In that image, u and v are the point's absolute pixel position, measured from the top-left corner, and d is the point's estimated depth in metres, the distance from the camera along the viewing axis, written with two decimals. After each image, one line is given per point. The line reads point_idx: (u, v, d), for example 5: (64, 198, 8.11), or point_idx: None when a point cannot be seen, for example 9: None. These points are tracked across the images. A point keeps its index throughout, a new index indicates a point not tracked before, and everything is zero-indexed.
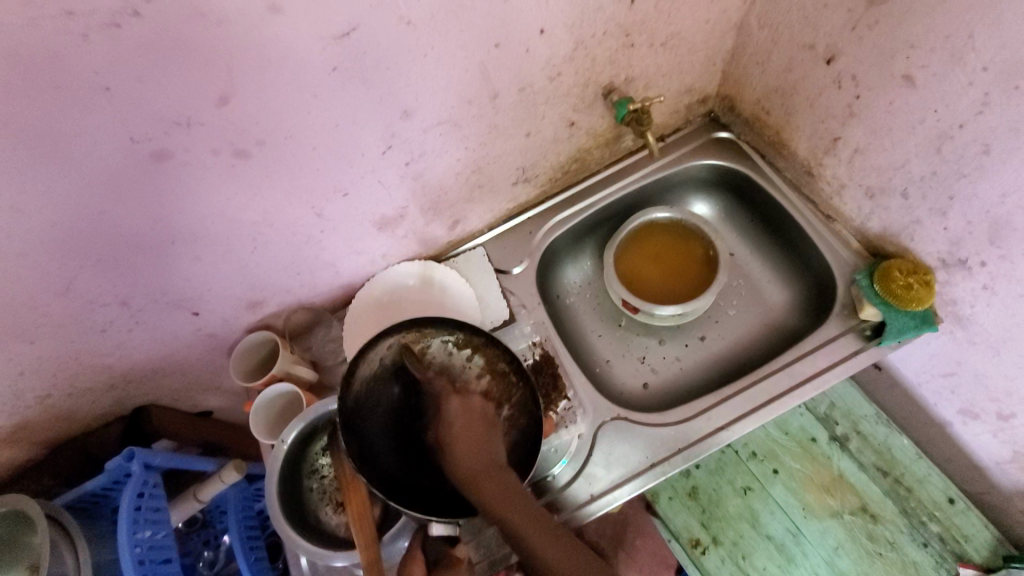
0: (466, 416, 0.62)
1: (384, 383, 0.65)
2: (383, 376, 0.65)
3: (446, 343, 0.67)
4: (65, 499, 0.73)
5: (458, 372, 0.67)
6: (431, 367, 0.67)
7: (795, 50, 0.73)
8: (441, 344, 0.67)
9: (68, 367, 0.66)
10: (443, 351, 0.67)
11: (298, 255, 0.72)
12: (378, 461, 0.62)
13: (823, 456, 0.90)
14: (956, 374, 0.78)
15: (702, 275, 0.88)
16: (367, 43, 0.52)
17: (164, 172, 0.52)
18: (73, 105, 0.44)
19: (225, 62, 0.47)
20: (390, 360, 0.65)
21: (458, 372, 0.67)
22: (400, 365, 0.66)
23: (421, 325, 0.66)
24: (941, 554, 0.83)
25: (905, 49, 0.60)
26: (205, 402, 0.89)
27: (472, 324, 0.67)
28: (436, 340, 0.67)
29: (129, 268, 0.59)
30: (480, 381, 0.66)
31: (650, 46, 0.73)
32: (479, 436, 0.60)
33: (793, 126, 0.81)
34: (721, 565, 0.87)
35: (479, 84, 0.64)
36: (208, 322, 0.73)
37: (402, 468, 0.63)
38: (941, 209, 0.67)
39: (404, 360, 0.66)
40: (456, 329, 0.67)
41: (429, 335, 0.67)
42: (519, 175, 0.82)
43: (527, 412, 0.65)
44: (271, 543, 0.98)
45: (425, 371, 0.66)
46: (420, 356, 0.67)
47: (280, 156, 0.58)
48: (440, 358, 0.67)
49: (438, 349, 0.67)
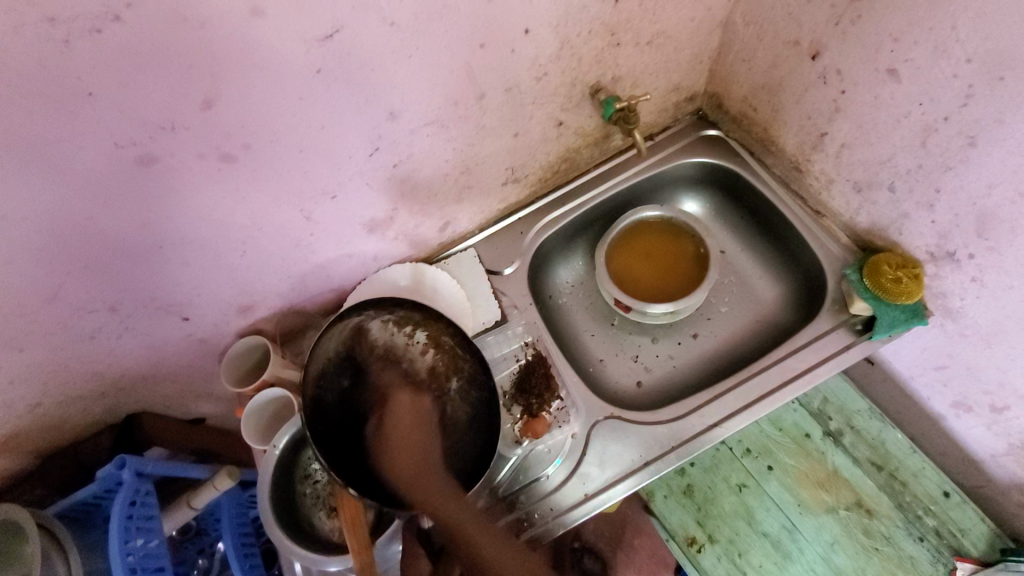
0: (413, 411, 0.65)
1: (332, 376, 0.65)
2: (331, 369, 0.64)
3: (387, 326, 0.68)
4: (57, 508, 0.72)
5: (401, 351, 0.68)
6: (376, 353, 0.68)
7: (780, 46, 0.74)
8: (383, 327, 0.68)
9: (58, 375, 0.66)
10: (386, 333, 0.68)
11: (288, 258, 0.72)
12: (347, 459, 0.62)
13: (818, 452, 0.90)
14: (948, 367, 0.79)
15: (691, 271, 0.88)
16: (350, 45, 0.52)
17: (150, 177, 0.52)
18: (57, 109, 0.44)
19: (208, 66, 0.47)
20: (337, 351, 0.65)
21: (401, 350, 0.68)
22: (346, 357, 0.66)
23: (359, 309, 0.65)
24: (939, 548, 0.83)
25: (889, 42, 0.61)
26: (198, 409, 0.88)
27: (411, 298, 0.66)
28: (376, 323, 0.67)
29: (116, 274, 0.59)
30: (424, 357, 0.68)
31: (637, 44, 0.73)
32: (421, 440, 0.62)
33: (780, 122, 0.81)
34: (718, 563, 0.87)
35: (465, 84, 0.64)
36: (199, 328, 0.73)
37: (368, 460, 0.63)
38: (928, 202, 0.67)
39: (350, 351, 0.66)
40: (395, 307, 0.67)
41: (367, 318, 0.66)
42: (508, 176, 0.82)
43: (477, 383, 0.66)
44: (267, 550, 0.97)
45: (370, 359, 0.67)
46: (364, 344, 0.67)
47: (267, 159, 0.58)
48: (383, 342, 0.68)
49: (380, 332, 0.68)
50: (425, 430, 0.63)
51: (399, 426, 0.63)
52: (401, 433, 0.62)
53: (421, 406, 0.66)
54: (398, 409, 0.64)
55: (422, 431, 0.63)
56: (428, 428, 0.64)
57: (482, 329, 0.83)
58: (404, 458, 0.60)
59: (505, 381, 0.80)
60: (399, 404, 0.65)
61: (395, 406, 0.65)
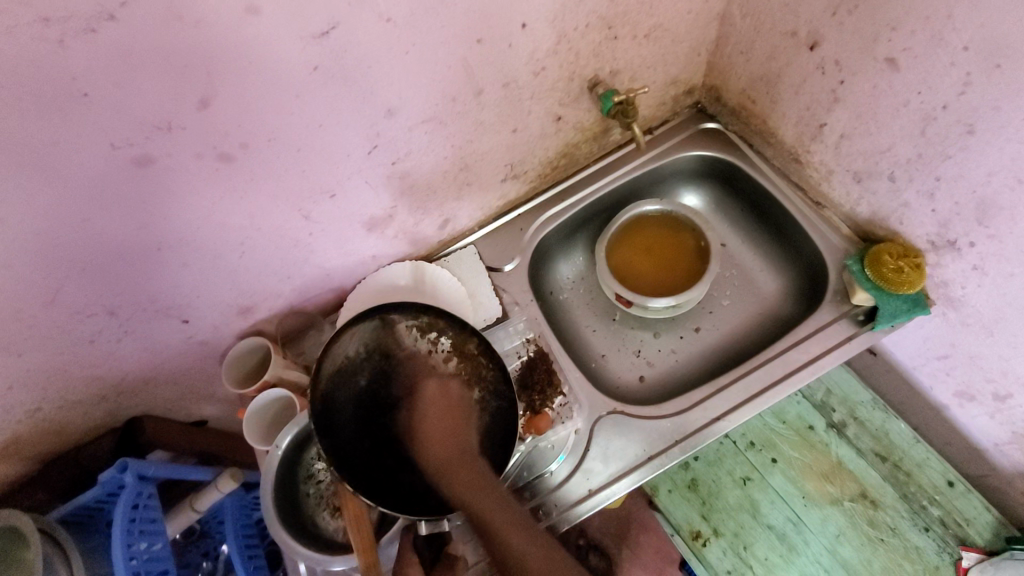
0: (440, 399, 0.66)
1: (354, 374, 0.65)
2: (352, 367, 0.65)
3: (412, 330, 0.68)
4: (59, 513, 0.72)
5: (423, 356, 0.68)
6: (400, 357, 0.68)
7: (777, 38, 0.73)
8: (409, 331, 0.68)
9: (57, 379, 0.65)
10: (410, 336, 0.68)
11: (288, 258, 0.71)
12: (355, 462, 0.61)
13: (822, 444, 0.90)
14: (950, 356, 0.79)
15: (693, 265, 0.88)
16: (346, 42, 0.52)
17: (146, 178, 0.52)
18: (50, 111, 0.43)
19: (204, 65, 0.47)
20: (361, 350, 0.66)
21: (424, 356, 0.68)
22: (369, 356, 0.66)
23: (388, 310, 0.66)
24: (944, 538, 0.83)
25: (887, 32, 0.61)
26: (199, 411, 0.88)
27: (437, 306, 0.67)
28: (402, 327, 0.68)
29: (115, 277, 0.59)
30: (446, 364, 0.68)
31: (634, 38, 0.73)
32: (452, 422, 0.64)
33: (779, 114, 0.81)
34: (723, 556, 0.87)
35: (462, 79, 0.64)
36: (199, 330, 0.73)
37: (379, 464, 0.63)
38: (928, 191, 0.67)
39: (374, 351, 0.67)
40: (418, 312, 0.67)
41: (394, 322, 0.67)
42: (507, 172, 0.82)
43: (496, 394, 0.65)
44: (271, 552, 0.97)
45: (394, 361, 0.68)
46: (388, 346, 0.68)
47: (264, 158, 0.57)
48: (406, 346, 0.68)
49: (405, 335, 0.68)
50: (451, 411, 0.65)
51: (428, 418, 0.64)
52: (432, 417, 0.64)
53: (450, 400, 0.66)
54: (426, 396, 0.66)
55: (453, 418, 0.64)
56: (462, 408, 0.65)
57: (483, 326, 0.83)
58: (439, 448, 0.61)
59: (507, 378, 0.80)
60: (424, 392, 0.66)
61: (423, 397, 0.66)
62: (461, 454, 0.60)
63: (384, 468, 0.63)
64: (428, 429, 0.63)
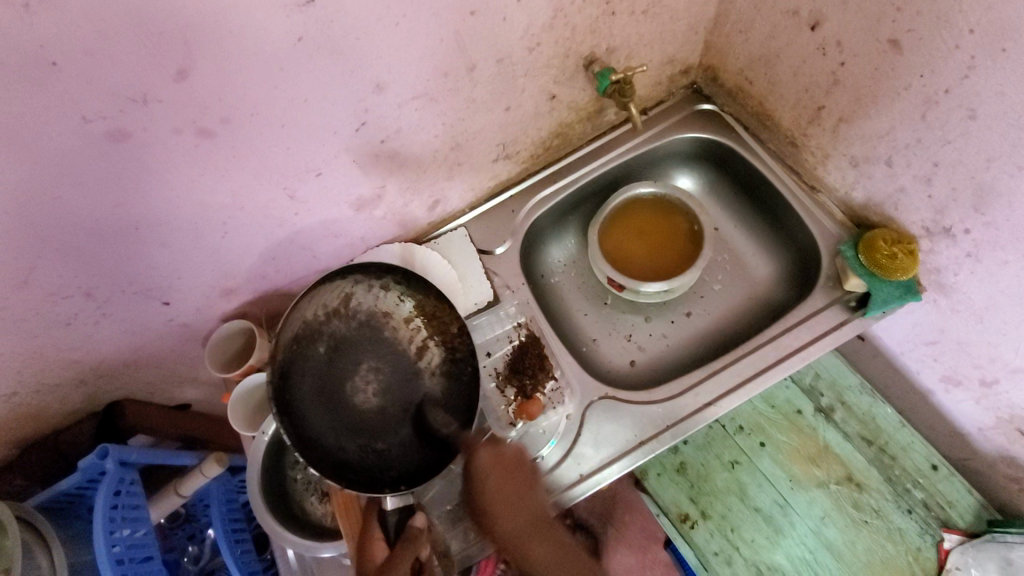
0: (498, 465, 0.67)
1: (309, 344, 0.66)
2: (309, 336, 0.66)
3: (373, 291, 0.70)
4: (38, 499, 0.71)
5: (384, 319, 0.70)
6: (358, 319, 0.69)
7: (779, 16, 0.72)
8: (368, 291, 0.70)
9: (32, 362, 0.63)
10: (370, 296, 0.70)
11: (272, 239, 0.69)
12: (317, 437, 0.64)
13: (810, 428, 0.91)
14: (937, 342, 0.79)
15: (686, 248, 0.87)
16: (333, 11, 0.49)
17: (123, 153, 0.49)
18: (16, 81, 0.40)
19: (179, 32, 0.44)
20: (316, 317, 0.67)
21: (385, 318, 0.70)
22: (326, 322, 0.67)
23: (348, 275, 0.68)
24: (926, 520, 0.84)
25: (892, 12, 0.59)
26: (182, 395, 0.86)
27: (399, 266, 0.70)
28: (362, 288, 0.69)
29: (89, 258, 0.56)
30: (408, 326, 0.70)
31: (632, 13, 0.71)
32: (515, 486, 0.67)
33: (776, 96, 0.80)
34: (710, 539, 0.88)
35: (455, 54, 0.61)
36: (180, 313, 0.71)
37: (349, 436, 0.65)
38: (926, 176, 0.67)
39: (331, 316, 0.68)
40: (385, 273, 0.70)
41: (353, 284, 0.69)
42: (499, 152, 0.80)
43: (459, 361, 0.70)
44: (258, 535, 0.96)
45: (351, 325, 0.69)
46: (346, 309, 0.68)
47: (245, 134, 0.55)
48: (366, 307, 0.70)
49: (365, 295, 0.69)
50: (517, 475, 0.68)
51: (491, 485, 0.67)
52: (495, 485, 0.67)
53: (501, 455, 0.68)
54: (481, 466, 0.67)
55: (516, 484, 0.67)
56: (516, 476, 0.68)
57: (474, 310, 0.81)
58: (505, 512, 0.66)
59: (498, 362, 0.79)
60: (480, 462, 0.67)
61: (479, 464, 0.67)
62: (529, 517, 0.67)
63: (348, 442, 0.65)
64: (494, 495, 0.66)
